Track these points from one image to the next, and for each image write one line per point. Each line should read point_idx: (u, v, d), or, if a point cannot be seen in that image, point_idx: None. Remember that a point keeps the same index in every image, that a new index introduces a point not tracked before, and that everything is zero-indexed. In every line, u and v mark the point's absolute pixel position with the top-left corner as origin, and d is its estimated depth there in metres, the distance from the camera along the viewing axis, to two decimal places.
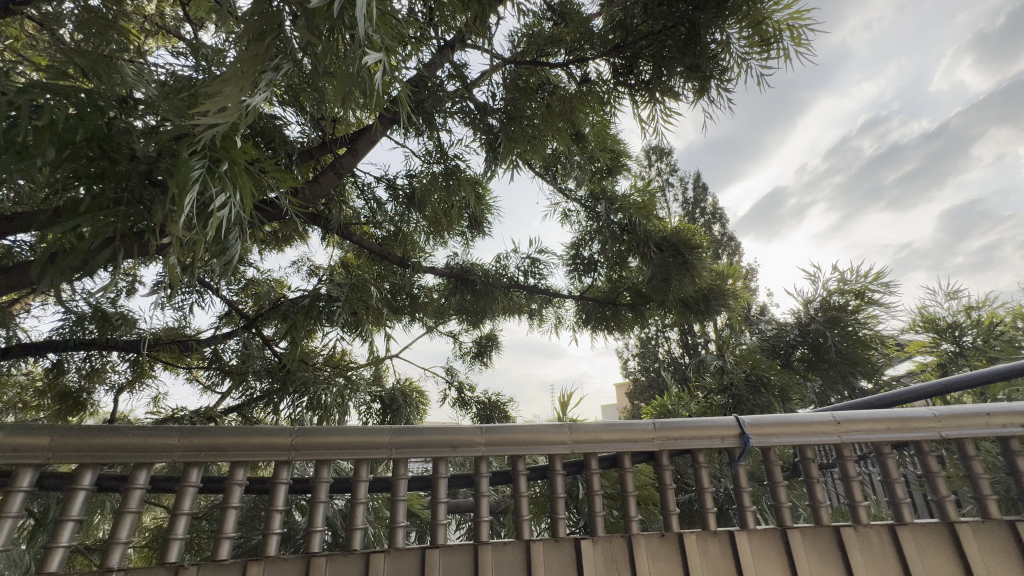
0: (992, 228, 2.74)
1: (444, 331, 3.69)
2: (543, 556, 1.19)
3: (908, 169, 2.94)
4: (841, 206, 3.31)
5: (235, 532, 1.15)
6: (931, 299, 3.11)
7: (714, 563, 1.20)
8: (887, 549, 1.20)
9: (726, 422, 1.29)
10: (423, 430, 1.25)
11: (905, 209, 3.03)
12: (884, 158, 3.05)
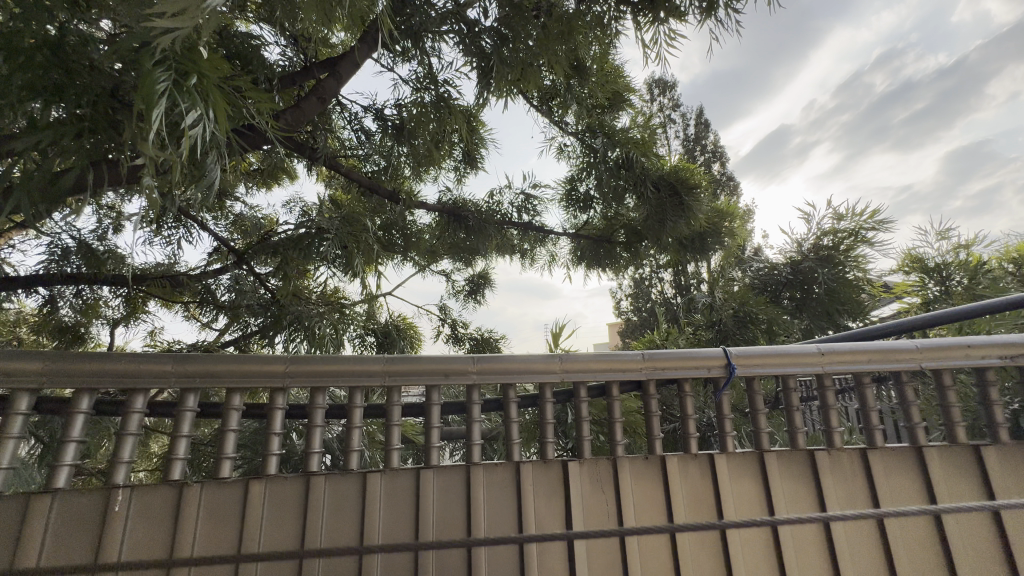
0: (995, 171, 2.75)
1: (437, 271, 3.80)
2: (532, 477, 1.25)
3: (918, 108, 2.85)
4: (843, 147, 3.18)
5: (235, 453, 1.18)
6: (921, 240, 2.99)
7: (692, 483, 1.26)
8: (856, 471, 1.26)
9: (714, 353, 1.31)
10: (414, 359, 1.27)
11: (909, 150, 2.94)
12: (893, 97, 2.93)
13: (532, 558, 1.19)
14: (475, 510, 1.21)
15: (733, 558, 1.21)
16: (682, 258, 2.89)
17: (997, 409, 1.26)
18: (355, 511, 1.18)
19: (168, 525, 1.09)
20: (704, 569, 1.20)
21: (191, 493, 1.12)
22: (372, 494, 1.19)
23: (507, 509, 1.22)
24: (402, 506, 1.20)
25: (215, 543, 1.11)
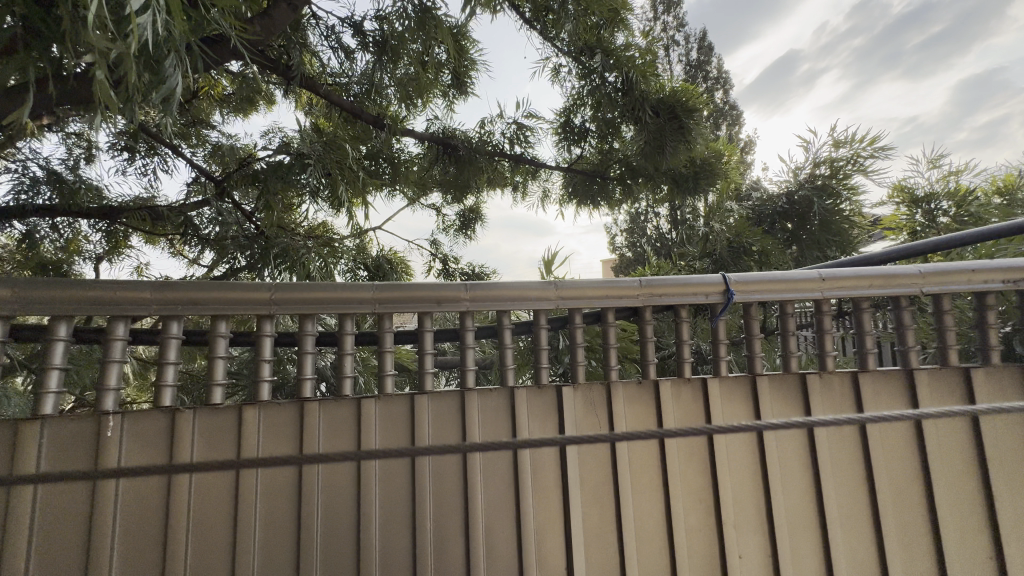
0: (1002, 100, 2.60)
1: (426, 205, 3.74)
2: (527, 401, 1.26)
3: (934, 31, 2.63)
4: (853, 75, 2.92)
5: (226, 380, 1.16)
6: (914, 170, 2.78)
7: (683, 406, 1.28)
8: (846, 395, 1.27)
9: (712, 279, 1.28)
10: (403, 286, 1.22)
11: (919, 78, 2.71)
12: (909, 19, 2.71)
13: (527, 475, 1.22)
14: (470, 432, 1.22)
15: (720, 475, 1.24)
16: (676, 197, 2.79)
17: (992, 332, 1.25)
18: (351, 435, 1.19)
19: (165, 448, 1.10)
20: (692, 485, 1.24)
21: (183, 419, 1.11)
22: (366, 419, 1.19)
23: (501, 431, 1.24)
24: (396, 430, 1.20)
25: (212, 465, 1.11)
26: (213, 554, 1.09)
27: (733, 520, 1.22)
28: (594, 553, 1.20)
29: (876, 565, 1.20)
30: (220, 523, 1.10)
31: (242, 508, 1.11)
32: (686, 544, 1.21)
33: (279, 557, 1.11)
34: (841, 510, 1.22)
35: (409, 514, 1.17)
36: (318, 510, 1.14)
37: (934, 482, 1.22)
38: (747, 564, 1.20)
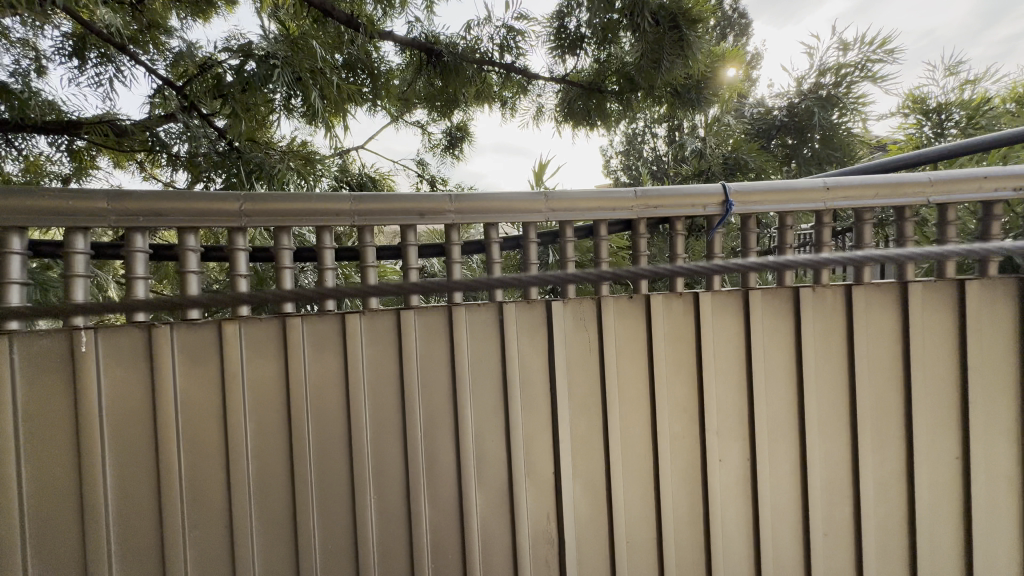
0: None
1: (410, 122, 3.48)
2: (515, 317, 1.23)
3: None
4: None
5: (202, 296, 1.12)
6: (925, 77, 2.20)
7: (674, 321, 1.26)
8: (838, 309, 1.24)
9: (712, 190, 1.21)
10: (383, 197, 1.14)
11: None
12: None
13: (515, 387, 1.23)
14: (458, 348, 1.21)
15: (706, 387, 1.25)
16: (676, 112, 2.65)
17: (995, 244, 1.20)
18: (336, 351, 1.16)
19: (144, 365, 1.06)
20: (678, 397, 1.26)
21: (161, 335, 1.06)
22: (352, 334, 1.16)
23: (490, 346, 1.23)
24: (384, 346, 1.18)
25: (196, 381, 1.09)
26: (207, 466, 1.09)
27: (716, 428, 1.25)
28: (581, 458, 1.24)
29: (847, 468, 1.24)
30: (210, 437, 1.09)
31: (232, 423, 1.10)
32: (669, 450, 1.25)
33: (274, 467, 1.13)
34: (821, 419, 1.24)
35: (400, 425, 1.19)
36: (309, 424, 1.14)
37: (917, 392, 1.22)
38: (726, 467, 1.25)
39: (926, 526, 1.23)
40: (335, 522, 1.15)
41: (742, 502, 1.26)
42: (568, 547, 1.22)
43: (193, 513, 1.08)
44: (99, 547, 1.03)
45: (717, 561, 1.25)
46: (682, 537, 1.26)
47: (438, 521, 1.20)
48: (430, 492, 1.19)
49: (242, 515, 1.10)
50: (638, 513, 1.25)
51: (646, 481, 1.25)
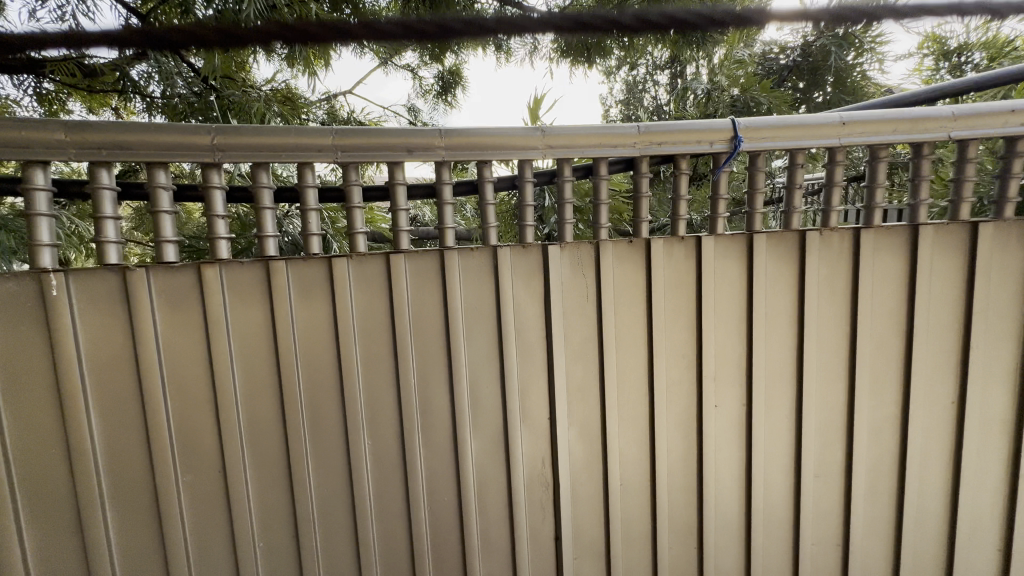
0: None
1: (399, 66, 3.24)
2: (509, 261, 1.18)
3: None
4: None
5: (178, 238, 1.05)
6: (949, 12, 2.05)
7: (675, 266, 1.22)
8: (844, 253, 1.19)
9: (720, 125, 1.14)
10: (368, 130, 1.06)
11: None
12: None
13: (510, 333, 1.20)
14: (451, 294, 1.16)
15: (705, 333, 1.23)
16: (679, 53, 2.47)
17: (1013, 184, 1.14)
18: (323, 296, 1.12)
19: (121, 310, 1.01)
20: (676, 343, 1.24)
21: (136, 278, 1.00)
22: (339, 279, 1.11)
23: (484, 292, 1.19)
24: (374, 291, 1.14)
25: (179, 327, 1.04)
26: (196, 413, 1.07)
27: (713, 374, 1.24)
28: (577, 404, 1.23)
29: (843, 412, 1.24)
30: (197, 385, 1.06)
31: (218, 369, 1.07)
32: (665, 396, 1.24)
33: (265, 414, 1.11)
34: (820, 364, 1.23)
35: (392, 371, 1.16)
36: (299, 371, 1.11)
37: (919, 338, 1.20)
38: (722, 412, 1.25)
39: (917, 468, 1.24)
40: (330, 467, 1.15)
41: (736, 446, 1.26)
42: (562, 489, 1.24)
43: (184, 460, 1.07)
44: (90, 493, 1.02)
45: (709, 502, 1.27)
46: (675, 479, 1.27)
47: (433, 466, 1.19)
48: (424, 437, 1.18)
49: (235, 461, 1.09)
50: (633, 457, 1.26)
51: (641, 425, 1.25)
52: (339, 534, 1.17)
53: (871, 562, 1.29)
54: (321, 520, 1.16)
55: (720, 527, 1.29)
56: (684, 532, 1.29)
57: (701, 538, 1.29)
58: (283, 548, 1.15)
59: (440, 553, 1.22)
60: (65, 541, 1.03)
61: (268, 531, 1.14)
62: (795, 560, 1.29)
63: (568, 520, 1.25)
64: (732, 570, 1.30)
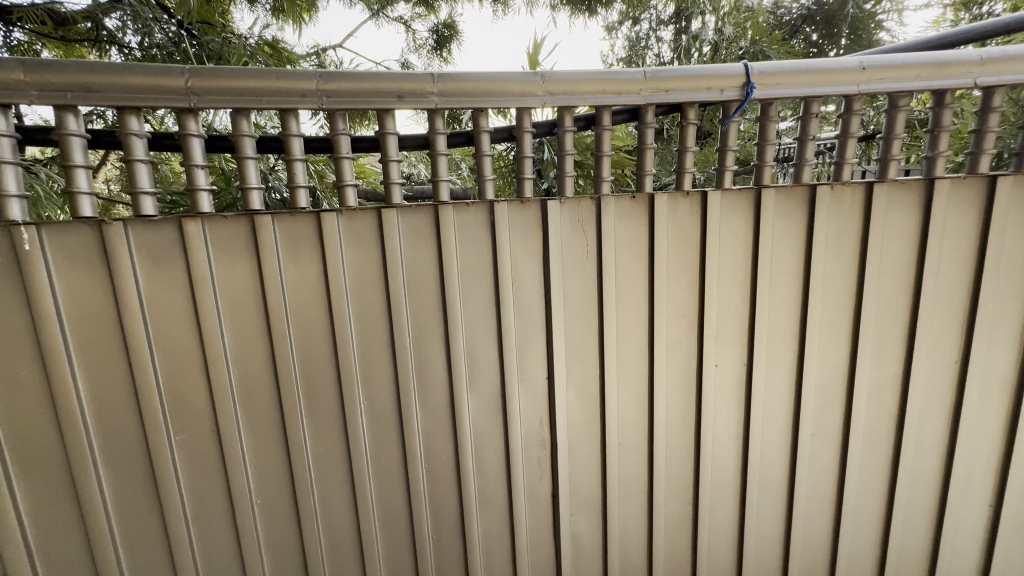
0: None
1: (391, 18, 3.08)
2: (507, 217, 1.14)
3: None
4: None
5: (156, 189, 0.99)
6: None
7: (679, 223, 1.17)
8: (855, 209, 1.14)
9: (732, 69, 1.07)
10: (355, 73, 0.99)
11: None
12: None
13: (507, 292, 1.16)
14: (446, 251, 1.12)
15: (707, 292, 1.19)
16: None
17: None
18: (313, 253, 1.07)
19: (101, 266, 0.96)
20: (678, 302, 1.21)
21: (113, 232, 0.95)
22: (329, 235, 1.06)
23: (481, 249, 1.14)
24: (366, 248, 1.09)
25: (163, 285, 1.00)
26: (185, 373, 1.04)
27: (714, 334, 1.22)
28: (575, 364, 1.22)
29: (844, 372, 1.23)
30: (185, 344, 1.03)
31: (206, 328, 1.03)
32: (665, 356, 1.22)
33: (257, 374, 1.08)
34: (823, 324, 1.20)
35: (386, 330, 1.13)
36: (289, 330, 1.08)
37: (926, 296, 1.17)
38: (722, 372, 1.23)
39: (914, 427, 1.24)
40: (326, 426, 1.13)
41: (735, 406, 1.25)
42: (560, 448, 1.23)
43: (176, 419, 1.05)
44: (81, 453, 1.00)
45: (706, 460, 1.27)
46: (673, 439, 1.27)
47: (430, 425, 1.18)
48: (420, 396, 1.17)
49: (228, 421, 1.07)
50: (631, 417, 1.25)
51: (640, 385, 1.24)
52: (337, 492, 1.17)
53: (863, 517, 1.30)
54: (318, 479, 1.15)
55: (716, 484, 1.29)
56: (680, 489, 1.30)
57: (696, 495, 1.30)
58: (281, 504, 1.15)
59: (438, 509, 1.23)
60: (59, 501, 1.02)
61: (265, 490, 1.13)
62: (789, 516, 1.31)
63: (565, 478, 1.25)
64: (726, 526, 1.32)
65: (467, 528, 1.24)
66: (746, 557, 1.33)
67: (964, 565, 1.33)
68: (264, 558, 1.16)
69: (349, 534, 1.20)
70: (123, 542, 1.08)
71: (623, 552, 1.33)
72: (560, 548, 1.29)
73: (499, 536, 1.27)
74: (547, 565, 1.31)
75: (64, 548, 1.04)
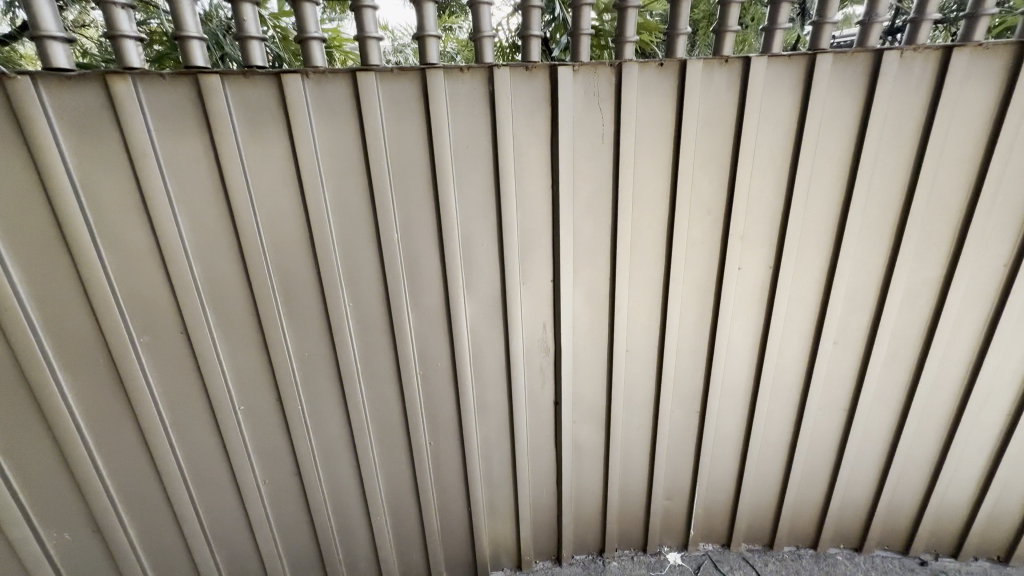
0: None
1: None
2: (508, 88, 0.94)
3: None
4: None
5: (66, 35, 0.78)
6: None
7: (713, 98, 0.98)
8: (923, 82, 0.96)
9: None
10: None
11: None
12: None
13: (507, 181, 1.00)
14: (436, 128, 0.94)
15: (738, 184, 1.04)
16: None
17: None
18: (275, 128, 0.89)
19: (15, 136, 0.79)
20: (703, 196, 1.06)
21: (21, 90, 0.77)
22: (293, 104, 0.88)
23: (476, 129, 0.97)
24: (340, 124, 0.92)
25: (96, 160, 0.84)
26: (139, 267, 0.91)
27: (741, 233, 1.08)
28: (583, 264, 1.09)
29: (879, 275, 1.11)
30: (134, 233, 0.89)
31: (157, 215, 0.88)
32: (683, 257, 1.10)
33: (224, 270, 0.95)
34: (865, 221, 1.07)
35: (369, 223, 0.98)
36: (257, 220, 0.93)
37: (987, 191, 1.02)
38: (744, 275, 1.12)
39: (945, 335, 1.15)
40: (308, 329, 1.02)
41: (755, 311, 1.15)
42: (563, 354, 1.15)
43: (138, 319, 0.93)
44: (31, 358, 0.89)
45: (718, 367, 1.20)
46: (685, 346, 1.18)
47: (423, 329, 1.08)
48: (412, 298, 1.06)
49: (196, 322, 0.95)
50: (641, 323, 1.16)
51: (654, 289, 1.13)
52: (326, 399, 1.09)
53: (874, 427, 1.26)
54: (304, 386, 1.06)
55: (726, 393, 1.23)
56: (688, 397, 1.24)
57: (705, 404, 1.24)
58: (266, 413, 1.06)
59: (434, 416, 1.16)
60: (16, 409, 0.92)
61: (247, 396, 1.04)
62: (799, 424, 1.26)
63: (568, 384, 1.18)
64: (733, 435, 1.28)
65: (465, 435, 1.19)
66: (750, 464, 1.30)
67: (968, 477, 1.29)
68: (254, 466, 1.10)
69: (341, 441, 1.13)
70: (99, 452, 0.99)
71: (624, 457, 1.30)
72: (561, 453, 1.25)
73: (498, 444, 1.23)
74: (547, 471, 1.28)
75: (30, 460, 0.95)
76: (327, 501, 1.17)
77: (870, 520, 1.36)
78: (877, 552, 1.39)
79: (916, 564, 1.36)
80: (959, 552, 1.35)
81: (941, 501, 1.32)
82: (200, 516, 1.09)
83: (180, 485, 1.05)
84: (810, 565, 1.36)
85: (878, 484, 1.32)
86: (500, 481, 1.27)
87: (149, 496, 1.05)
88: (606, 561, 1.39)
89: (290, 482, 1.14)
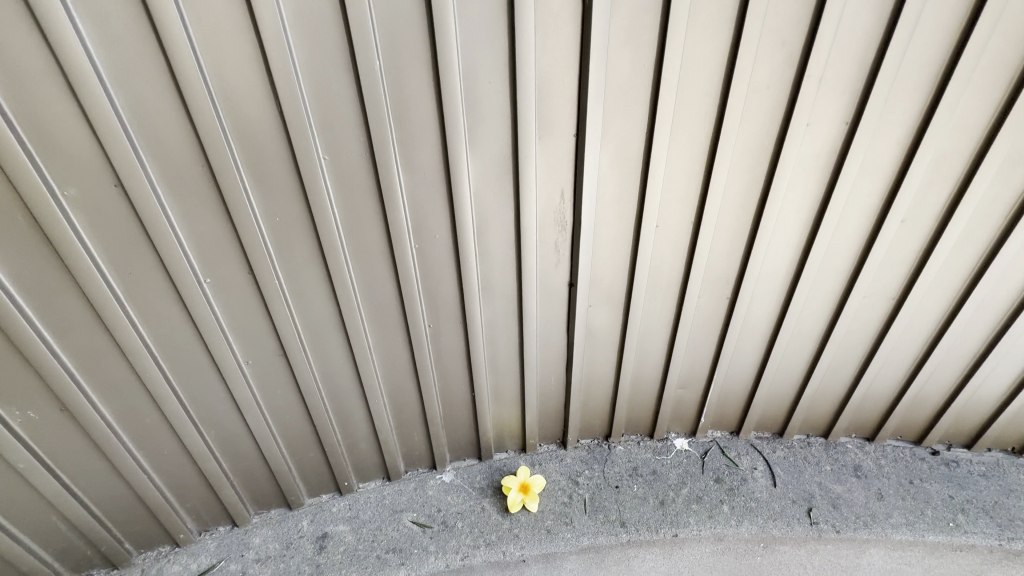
0: None
1: None
2: None
3: None
4: None
5: None
6: None
7: None
8: None
9: None
10: None
11: None
12: None
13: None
14: None
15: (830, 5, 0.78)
16: None
17: None
18: None
19: None
20: (778, 24, 0.81)
21: None
22: None
23: None
24: None
25: None
26: (41, 93, 0.69)
27: (818, 77, 0.85)
28: (615, 116, 0.88)
29: (976, 139, 0.90)
30: (21, 42, 0.66)
31: (47, 18, 0.65)
32: (741, 110, 0.88)
33: (157, 103, 0.73)
34: (980, 65, 0.83)
35: (342, 49, 0.75)
36: (189, 35, 0.70)
37: None
38: (812, 135, 0.91)
39: None
40: (276, 189, 0.84)
41: (815, 181, 0.96)
42: (583, 230, 0.98)
43: (60, 171, 0.74)
44: None
45: (759, 248, 1.04)
46: (725, 222, 1.01)
47: (417, 195, 0.90)
48: (402, 155, 0.86)
49: (131, 173, 0.76)
50: (678, 192, 0.97)
51: (698, 151, 0.92)
52: (308, 274, 0.94)
53: (919, 318, 1.14)
54: (280, 257, 0.91)
55: (764, 277, 1.09)
56: (718, 281, 1.10)
57: (738, 288, 1.10)
58: (241, 288, 0.92)
59: (433, 297, 1.03)
60: None
61: (213, 266, 0.89)
62: (837, 313, 1.14)
63: (585, 265, 1.03)
64: (762, 322, 1.17)
65: (468, 318, 1.07)
66: (776, 354, 1.21)
67: (1007, 373, 1.20)
68: (234, 345, 0.98)
69: (329, 321, 1.01)
70: (49, 328, 0.86)
71: (640, 345, 1.19)
72: (573, 341, 1.14)
73: (504, 328, 1.11)
74: (557, 357, 1.19)
75: None
76: (319, 383, 1.08)
77: (889, 412, 1.30)
78: (889, 441, 1.36)
79: (927, 454, 1.34)
80: (974, 444, 1.32)
81: (971, 396, 1.25)
82: (181, 397, 1.00)
83: (151, 365, 0.94)
84: (819, 452, 1.34)
85: (908, 378, 1.24)
86: (506, 367, 1.18)
87: (121, 378, 0.94)
88: (611, 446, 1.36)
89: (277, 364, 1.03)
